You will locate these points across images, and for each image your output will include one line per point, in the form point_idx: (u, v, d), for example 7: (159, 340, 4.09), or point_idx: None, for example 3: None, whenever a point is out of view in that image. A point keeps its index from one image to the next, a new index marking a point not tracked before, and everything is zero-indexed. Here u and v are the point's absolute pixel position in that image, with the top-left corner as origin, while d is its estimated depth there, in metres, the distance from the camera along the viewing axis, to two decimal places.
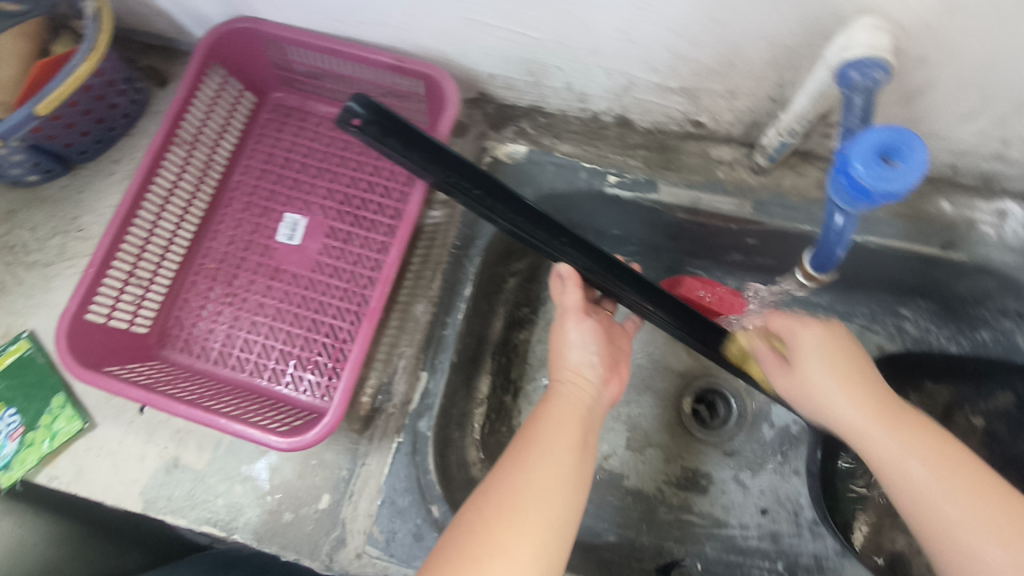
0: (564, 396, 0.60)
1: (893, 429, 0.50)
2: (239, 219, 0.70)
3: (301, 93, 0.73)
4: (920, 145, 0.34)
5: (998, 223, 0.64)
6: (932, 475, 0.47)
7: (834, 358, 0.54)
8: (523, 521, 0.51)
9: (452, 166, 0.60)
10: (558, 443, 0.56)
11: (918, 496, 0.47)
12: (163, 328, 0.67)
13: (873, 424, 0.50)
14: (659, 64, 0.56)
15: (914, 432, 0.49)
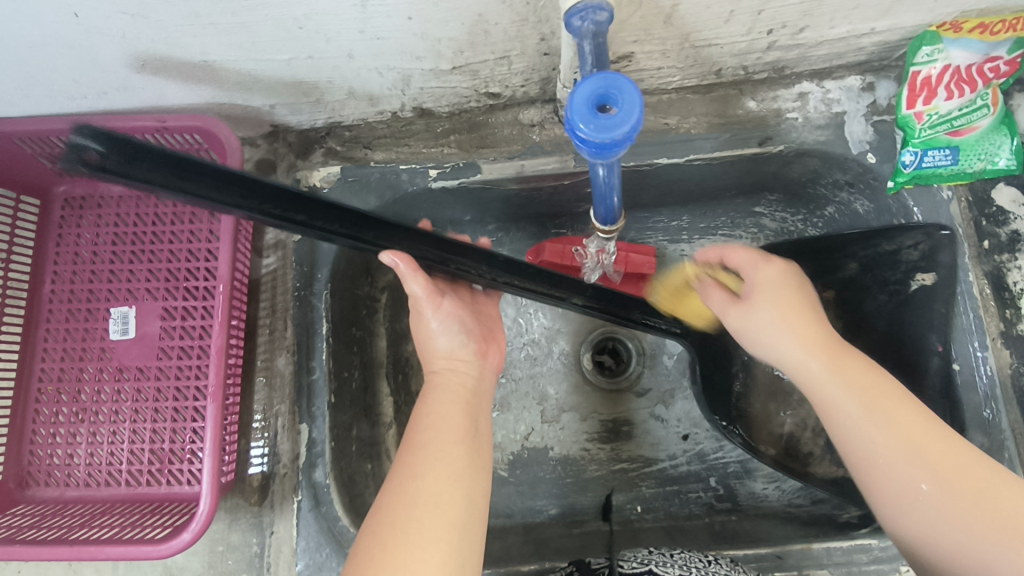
0: (441, 389, 0.55)
1: (906, 439, 0.48)
2: (65, 330, 0.66)
3: (87, 179, 0.68)
4: (628, 83, 0.34)
5: (802, 106, 0.65)
6: (930, 491, 0.46)
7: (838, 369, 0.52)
8: (422, 530, 0.45)
9: (258, 192, 0.45)
10: (446, 438, 0.51)
11: (929, 514, 0.46)
12: (19, 468, 0.63)
13: (863, 405, 0.50)
14: (419, 51, 0.54)
15: (913, 432, 0.48)
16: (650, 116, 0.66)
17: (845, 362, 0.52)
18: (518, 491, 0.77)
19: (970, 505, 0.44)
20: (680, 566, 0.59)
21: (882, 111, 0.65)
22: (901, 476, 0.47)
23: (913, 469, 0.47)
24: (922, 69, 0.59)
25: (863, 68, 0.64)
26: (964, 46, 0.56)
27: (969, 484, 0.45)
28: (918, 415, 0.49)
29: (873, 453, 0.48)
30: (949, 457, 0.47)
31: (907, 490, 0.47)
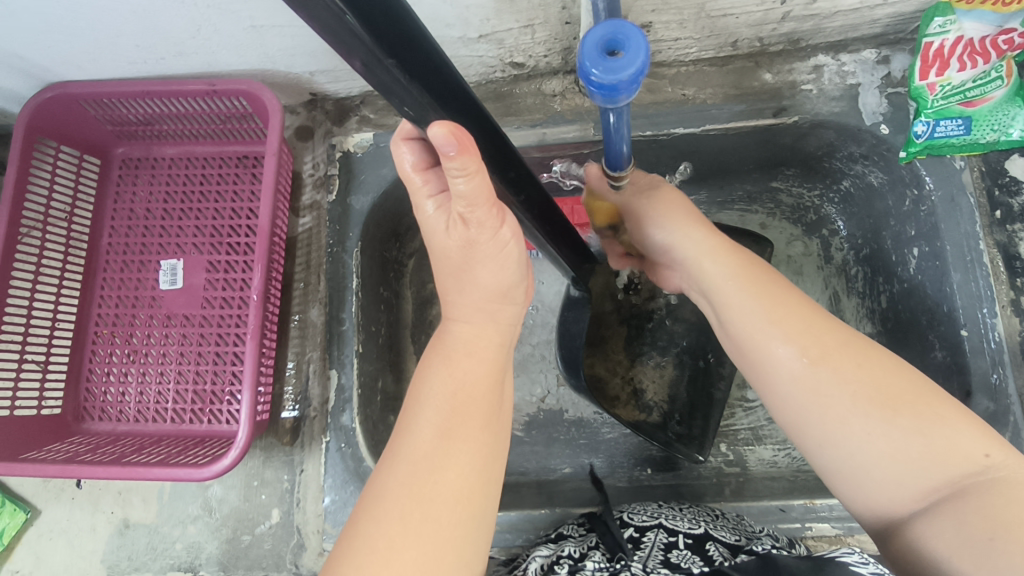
0: (475, 328, 0.45)
1: (831, 361, 0.46)
2: (119, 280, 0.72)
3: (143, 142, 0.74)
4: (633, 30, 0.38)
5: (817, 78, 0.67)
6: (856, 414, 0.44)
7: (756, 290, 0.51)
8: (436, 525, 0.38)
9: (404, 48, 0.31)
10: (470, 418, 0.41)
11: (853, 441, 0.44)
12: (76, 404, 0.69)
13: (783, 328, 0.48)
14: (449, 18, 0.58)
15: (846, 356, 0.46)
16: (668, 87, 0.69)
17: (772, 300, 0.50)
18: (534, 451, 0.80)
19: (906, 435, 0.43)
20: (690, 520, 0.61)
21: (897, 83, 0.66)
22: (821, 412, 0.46)
23: (832, 401, 0.45)
24: (934, 40, 0.60)
25: (879, 41, 0.66)
26: (976, 18, 0.57)
27: (888, 403, 0.44)
28: (835, 340, 0.47)
29: (798, 383, 0.47)
30: (865, 379, 0.45)
31: (826, 428, 0.45)
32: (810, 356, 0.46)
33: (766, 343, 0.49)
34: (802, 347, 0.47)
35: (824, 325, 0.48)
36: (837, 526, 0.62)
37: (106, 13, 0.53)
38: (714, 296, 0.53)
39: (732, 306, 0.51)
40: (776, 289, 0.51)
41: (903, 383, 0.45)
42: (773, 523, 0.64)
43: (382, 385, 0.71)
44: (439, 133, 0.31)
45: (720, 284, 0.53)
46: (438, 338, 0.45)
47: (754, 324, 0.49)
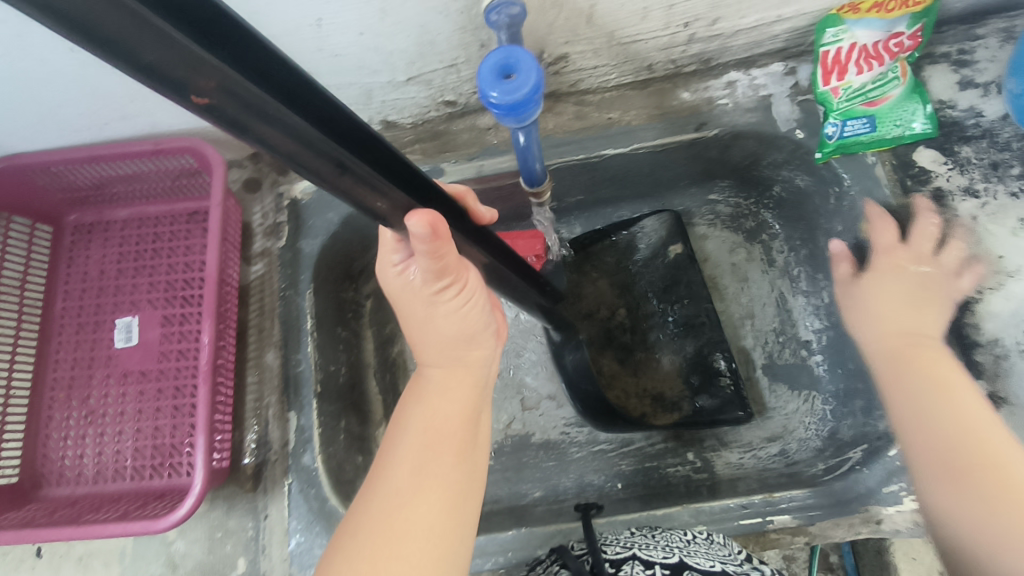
0: (449, 372, 0.52)
1: (967, 424, 0.49)
2: (75, 342, 0.72)
3: (95, 207, 0.75)
4: (525, 53, 0.41)
5: (731, 92, 0.71)
6: (966, 493, 0.45)
7: (907, 361, 0.56)
8: (414, 538, 0.41)
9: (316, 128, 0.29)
10: (444, 442, 0.46)
11: (964, 523, 0.44)
12: (34, 471, 0.68)
13: (925, 395, 0.52)
14: (376, 64, 0.61)
15: (968, 426, 0.49)
16: (595, 113, 0.73)
17: (924, 362, 0.55)
18: (504, 477, 0.80)
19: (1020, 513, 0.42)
20: (664, 548, 0.57)
21: (805, 90, 0.71)
22: (1011, 450, 0.46)
23: (945, 480, 0.46)
24: (830, 48, 0.65)
25: (784, 55, 0.71)
26: (867, 24, 0.62)
27: (998, 482, 0.44)
28: (977, 402, 0.51)
29: (920, 466, 0.49)
30: (976, 457, 0.46)
31: (969, 515, 0.44)
32: (951, 408, 0.50)
33: (908, 405, 0.53)
34: (968, 396, 0.51)
35: (966, 392, 0.51)
36: (797, 517, 0.62)
37: (41, 82, 0.56)
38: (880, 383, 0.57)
39: (895, 375, 0.56)
40: (931, 353, 0.56)
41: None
42: (733, 521, 0.63)
43: (344, 425, 0.71)
44: (415, 224, 0.37)
45: (875, 342, 0.60)
46: (416, 383, 0.52)
47: (908, 394, 0.53)
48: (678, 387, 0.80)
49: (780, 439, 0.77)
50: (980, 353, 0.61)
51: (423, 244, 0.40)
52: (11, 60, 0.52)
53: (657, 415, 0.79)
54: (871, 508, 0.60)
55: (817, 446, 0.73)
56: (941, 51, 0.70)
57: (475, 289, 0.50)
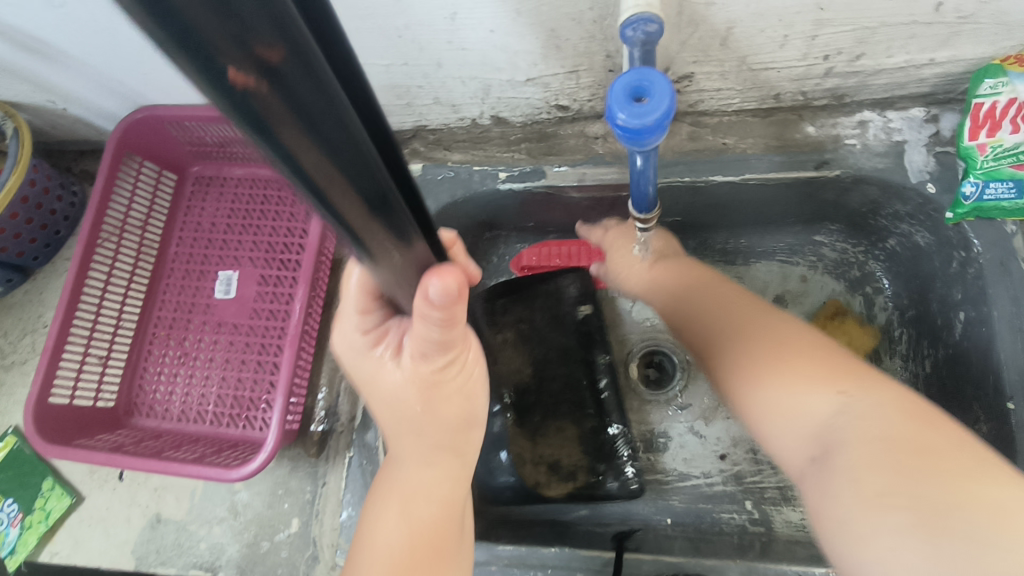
0: (434, 470, 0.49)
1: (793, 379, 0.47)
2: (179, 286, 0.77)
3: (215, 163, 0.80)
4: (659, 78, 0.40)
5: (861, 133, 0.67)
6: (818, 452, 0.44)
7: (754, 341, 0.51)
8: None
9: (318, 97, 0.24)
10: (426, 532, 0.46)
11: (812, 477, 0.43)
12: (128, 399, 0.73)
13: (761, 359, 0.49)
14: (499, 62, 0.61)
15: (803, 374, 0.47)
16: (709, 136, 0.70)
17: (768, 342, 0.50)
18: None
19: (877, 454, 0.40)
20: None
21: (945, 142, 0.65)
22: (812, 388, 0.46)
23: (796, 421, 0.46)
24: (985, 101, 0.60)
25: (929, 100, 0.66)
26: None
27: (858, 414, 0.43)
28: (802, 356, 0.48)
29: (776, 430, 0.47)
30: (823, 404, 0.45)
31: (806, 420, 0.45)
32: (823, 376, 0.46)
33: (745, 367, 0.50)
34: (825, 346, 0.49)
35: (796, 343, 0.50)
36: None
37: None
38: (722, 355, 0.53)
39: (740, 349, 0.52)
40: (765, 318, 0.54)
41: (880, 406, 0.43)
42: None
43: None
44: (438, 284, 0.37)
45: (727, 342, 0.53)
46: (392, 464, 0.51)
47: (752, 368, 0.50)
48: (575, 454, 0.76)
49: None
50: None
51: (438, 313, 0.39)
52: None
53: (550, 485, 0.74)
54: None
55: None
56: None
57: (472, 367, 0.49)
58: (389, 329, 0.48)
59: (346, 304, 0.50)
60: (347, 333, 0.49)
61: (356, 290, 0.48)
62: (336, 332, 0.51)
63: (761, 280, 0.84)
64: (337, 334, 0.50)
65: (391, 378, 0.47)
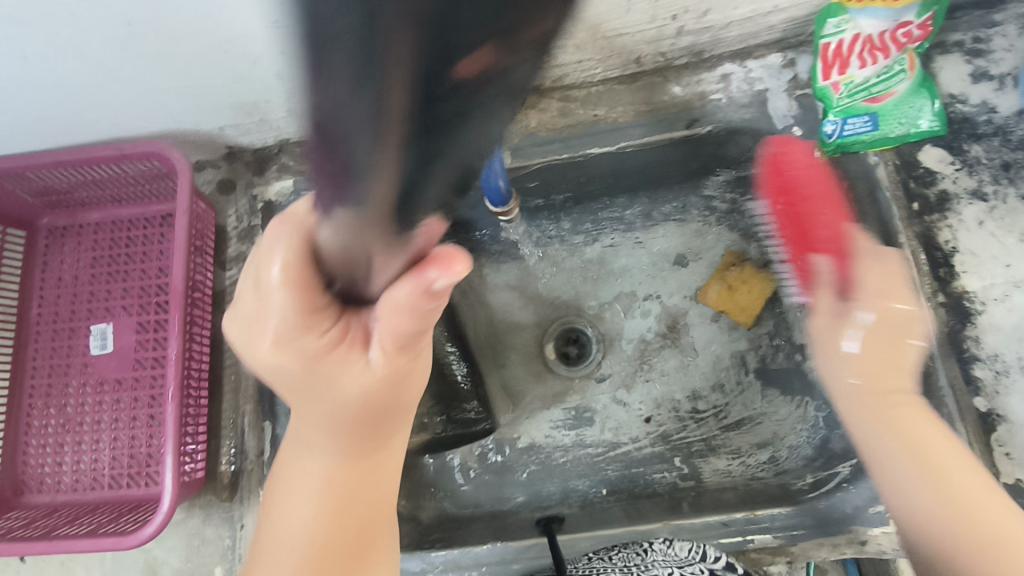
0: (362, 463, 0.45)
1: (919, 477, 0.52)
2: (51, 349, 0.71)
3: (67, 210, 0.74)
4: None
5: (725, 87, 0.67)
6: (956, 533, 0.50)
7: (874, 371, 0.58)
8: None
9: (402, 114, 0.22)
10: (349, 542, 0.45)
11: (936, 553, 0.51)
12: (14, 479, 0.68)
13: (896, 454, 0.54)
14: None
15: (944, 454, 0.53)
16: (580, 109, 0.69)
17: (900, 422, 0.55)
18: (488, 481, 0.79)
19: (974, 524, 0.49)
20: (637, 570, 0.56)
21: (804, 85, 0.66)
22: (917, 475, 0.53)
23: (937, 539, 0.51)
24: (832, 40, 0.61)
25: (782, 46, 0.66)
26: (871, 14, 0.58)
27: (955, 507, 0.50)
28: (923, 419, 0.55)
29: (909, 504, 0.53)
30: (924, 483, 0.52)
31: (907, 516, 0.53)
32: (892, 427, 0.55)
33: (908, 419, 0.55)
34: (861, 411, 0.58)
35: (917, 421, 0.55)
36: (779, 536, 0.60)
37: None
38: (854, 416, 0.58)
39: (911, 437, 0.54)
40: (897, 352, 0.58)
41: (973, 485, 0.51)
42: (712, 538, 0.62)
43: None
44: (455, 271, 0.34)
45: (873, 437, 0.56)
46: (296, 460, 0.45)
47: (883, 455, 0.55)
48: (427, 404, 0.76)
49: (771, 446, 0.74)
50: (979, 368, 0.59)
51: (433, 301, 0.35)
52: None
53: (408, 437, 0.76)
54: (857, 528, 0.58)
55: (808, 454, 0.70)
56: (954, 40, 0.65)
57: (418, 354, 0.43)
58: (350, 330, 0.38)
59: (275, 306, 0.36)
60: (293, 343, 0.38)
61: (283, 285, 0.36)
62: (264, 337, 0.38)
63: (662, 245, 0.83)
64: (277, 344, 0.38)
65: (354, 383, 0.40)
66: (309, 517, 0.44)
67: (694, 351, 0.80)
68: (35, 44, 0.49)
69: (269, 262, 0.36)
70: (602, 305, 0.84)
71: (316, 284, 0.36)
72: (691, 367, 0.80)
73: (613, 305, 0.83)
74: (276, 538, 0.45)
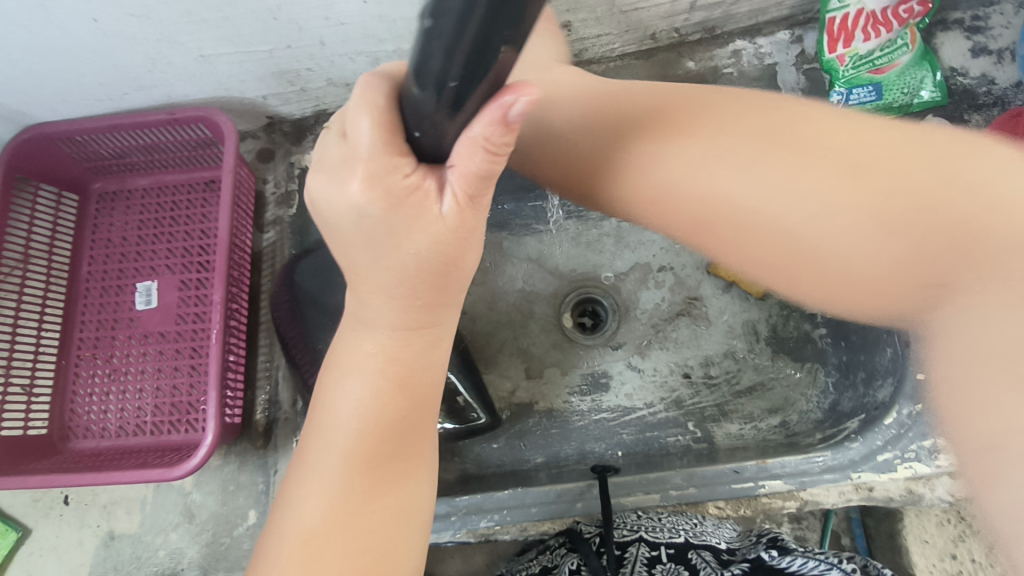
0: (417, 339, 0.44)
1: (789, 198, 0.39)
2: (99, 305, 0.76)
3: (117, 177, 0.79)
4: None
5: (736, 61, 0.71)
6: (855, 226, 0.37)
7: (717, 155, 0.41)
8: (373, 528, 0.43)
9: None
10: (400, 417, 0.44)
11: (816, 242, 0.38)
12: (62, 424, 0.72)
13: (767, 186, 0.39)
14: (381, 33, 0.63)
15: (821, 206, 0.38)
16: None
17: (761, 164, 0.40)
18: (508, 443, 0.81)
19: (900, 232, 0.36)
20: (668, 530, 0.62)
21: (811, 59, 0.70)
22: (789, 200, 0.39)
23: (810, 260, 0.39)
24: (836, 15, 0.65)
25: (790, 23, 0.71)
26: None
27: (912, 264, 0.36)
28: (892, 161, 0.37)
29: (761, 189, 0.39)
30: (783, 255, 0.40)
31: (842, 279, 0.38)
32: (827, 187, 0.37)
33: (794, 171, 0.39)
34: (714, 212, 0.41)
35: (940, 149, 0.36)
36: (789, 482, 0.62)
37: (66, 53, 0.59)
38: (685, 177, 0.42)
39: (749, 161, 0.40)
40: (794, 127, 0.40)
41: (912, 178, 0.36)
42: (724, 485, 0.63)
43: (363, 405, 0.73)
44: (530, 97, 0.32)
45: (733, 183, 0.40)
46: (357, 335, 0.44)
47: (791, 193, 0.38)
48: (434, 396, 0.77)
49: (782, 411, 0.77)
50: None
51: (505, 136, 0.34)
52: (36, 31, 0.56)
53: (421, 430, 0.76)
54: (864, 474, 0.60)
55: (818, 418, 0.73)
56: (954, 17, 0.69)
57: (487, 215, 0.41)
58: (426, 180, 0.36)
59: (363, 152, 0.35)
60: (383, 183, 0.36)
61: (374, 129, 0.35)
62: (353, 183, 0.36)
63: None
64: (366, 185, 0.35)
65: (422, 235, 0.38)
66: (360, 395, 0.43)
67: (707, 321, 0.83)
68: (108, 6, 0.55)
69: (358, 117, 0.35)
70: (618, 277, 0.86)
71: (398, 130, 0.35)
72: (704, 336, 0.82)
73: (628, 277, 0.86)
74: (328, 420, 0.44)
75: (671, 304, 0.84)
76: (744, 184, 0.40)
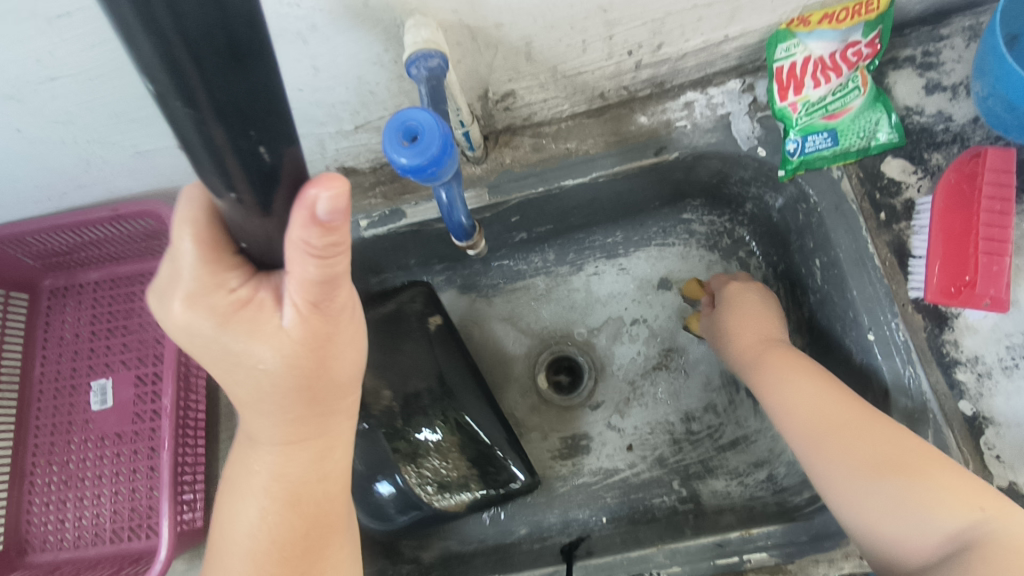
0: (307, 450, 0.45)
1: (887, 483, 0.49)
2: (52, 408, 0.73)
3: (67, 272, 0.77)
4: (418, 113, 0.40)
5: (689, 114, 0.70)
6: (964, 515, 0.46)
7: (854, 457, 0.51)
8: None
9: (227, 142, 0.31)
10: (297, 532, 0.46)
11: (951, 531, 0.45)
12: (17, 539, 0.69)
13: (863, 474, 0.50)
14: (322, 117, 0.62)
15: (945, 474, 0.48)
16: (552, 144, 0.72)
17: (864, 453, 0.51)
18: (489, 516, 0.78)
19: (887, 466, 0.49)
20: None
21: (764, 107, 0.69)
22: (940, 504, 0.46)
23: (917, 530, 0.47)
24: (784, 64, 0.63)
25: (740, 71, 0.69)
26: (818, 37, 0.61)
27: (894, 467, 0.49)
28: (893, 444, 0.50)
29: (918, 509, 0.47)
30: (913, 503, 0.47)
31: (917, 533, 0.47)
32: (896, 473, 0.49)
33: (851, 482, 0.51)
34: (853, 489, 0.50)
35: (908, 438, 0.51)
36: (776, 554, 0.58)
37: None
38: (850, 492, 0.51)
39: (842, 456, 0.52)
40: (878, 428, 0.52)
41: (930, 455, 0.49)
42: (711, 560, 0.59)
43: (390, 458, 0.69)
44: (330, 194, 0.32)
45: (828, 465, 0.52)
46: (250, 452, 0.46)
47: (886, 502, 0.48)
48: (461, 464, 0.72)
49: (769, 464, 0.73)
50: (962, 371, 0.60)
51: (324, 235, 0.34)
52: None
53: (445, 501, 0.70)
54: None
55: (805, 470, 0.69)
56: (905, 54, 0.67)
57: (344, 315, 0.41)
58: (258, 292, 0.38)
59: (187, 275, 0.37)
60: (207, 302, 0.38)
61: (196, 249, 0.37)
62: (179, 302, 0.38)
63: (645, 269, 0.84)
64: (188, 304, 0.38)
65: (265, 347, 0.39)
66: (254, 516, 0.45)
67: (685, 373, 0.80)
68: (32, 116, 0.53)
69: (181, 237, 0.37)
70: (591, 332, 0.84)
71: (225, 248, 0.38)
72: (684, 389, 0.80)
73: (602, 331, 0.84)
74: (229, 542, 0.46)
75: (648, 357, 0.82)
76: (857, 510, 0.50)
